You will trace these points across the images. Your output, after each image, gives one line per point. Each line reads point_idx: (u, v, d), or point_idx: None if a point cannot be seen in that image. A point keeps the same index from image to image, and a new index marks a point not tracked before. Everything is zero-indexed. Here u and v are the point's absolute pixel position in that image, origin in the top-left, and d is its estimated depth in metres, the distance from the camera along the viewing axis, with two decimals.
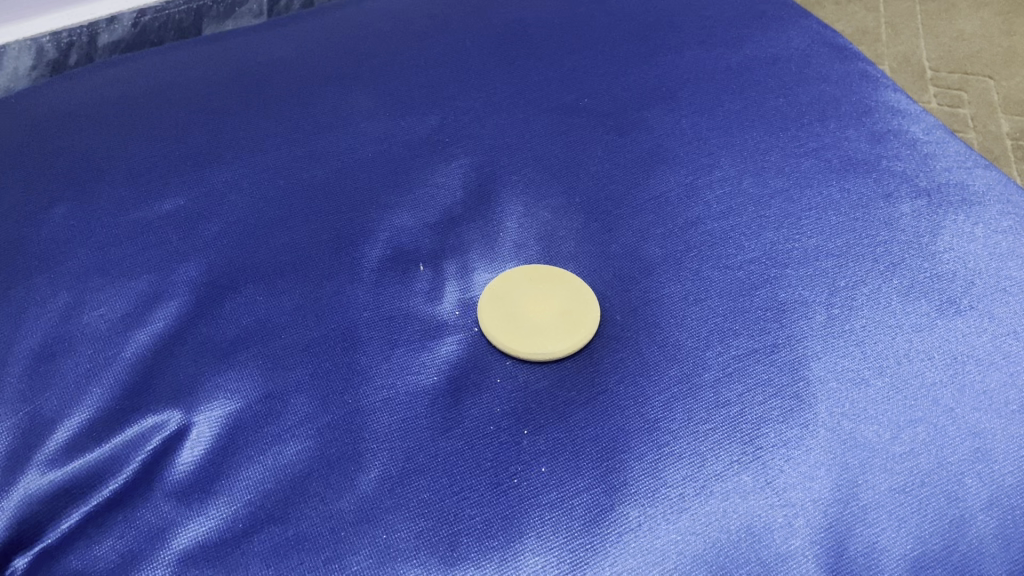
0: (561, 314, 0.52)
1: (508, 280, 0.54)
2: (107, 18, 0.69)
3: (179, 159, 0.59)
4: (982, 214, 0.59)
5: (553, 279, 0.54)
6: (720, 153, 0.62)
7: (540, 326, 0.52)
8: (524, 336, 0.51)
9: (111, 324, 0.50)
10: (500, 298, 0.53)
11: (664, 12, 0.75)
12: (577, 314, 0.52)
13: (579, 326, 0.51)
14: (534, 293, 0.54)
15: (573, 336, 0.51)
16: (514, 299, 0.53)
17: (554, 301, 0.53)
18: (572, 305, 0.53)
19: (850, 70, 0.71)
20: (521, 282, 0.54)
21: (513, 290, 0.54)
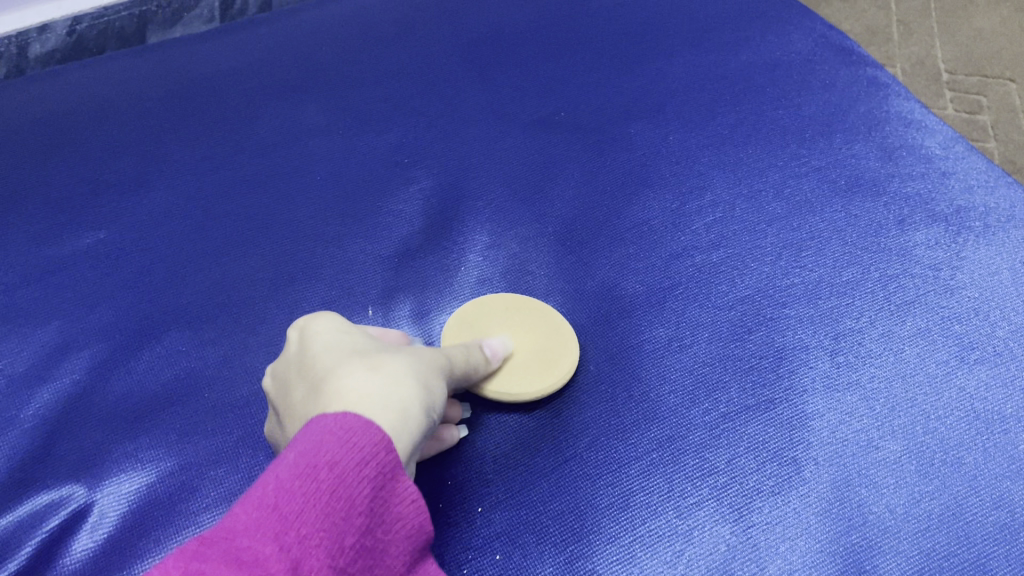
0: (535, 352, 0.46)
1: (480, 305, 0.48)
2: (38, 27, 0.63)
3: (101, 184, 0.54)
4: (1007, 244, 0.53)
5: (539, 309, 0.48)
6: (710, 173, 0.56)
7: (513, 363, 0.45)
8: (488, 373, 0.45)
9: (13, 381, 0.45)
10: (470, 320, 0.47)
11: (654, 13, 0.68)
12: (555, 354, 0.46)
13: (553, 369, 0.45)
14: (512, 321, 0.47)
15: (546, 377, 0.45)
16: (485, 326, 0.47)
17: (533, 334, 0.47)
18: (548, 341, 0.46)
19: (858, 78, 0.64)
20: (501, 308, 0.48)
21: (486, 317, 0.47)
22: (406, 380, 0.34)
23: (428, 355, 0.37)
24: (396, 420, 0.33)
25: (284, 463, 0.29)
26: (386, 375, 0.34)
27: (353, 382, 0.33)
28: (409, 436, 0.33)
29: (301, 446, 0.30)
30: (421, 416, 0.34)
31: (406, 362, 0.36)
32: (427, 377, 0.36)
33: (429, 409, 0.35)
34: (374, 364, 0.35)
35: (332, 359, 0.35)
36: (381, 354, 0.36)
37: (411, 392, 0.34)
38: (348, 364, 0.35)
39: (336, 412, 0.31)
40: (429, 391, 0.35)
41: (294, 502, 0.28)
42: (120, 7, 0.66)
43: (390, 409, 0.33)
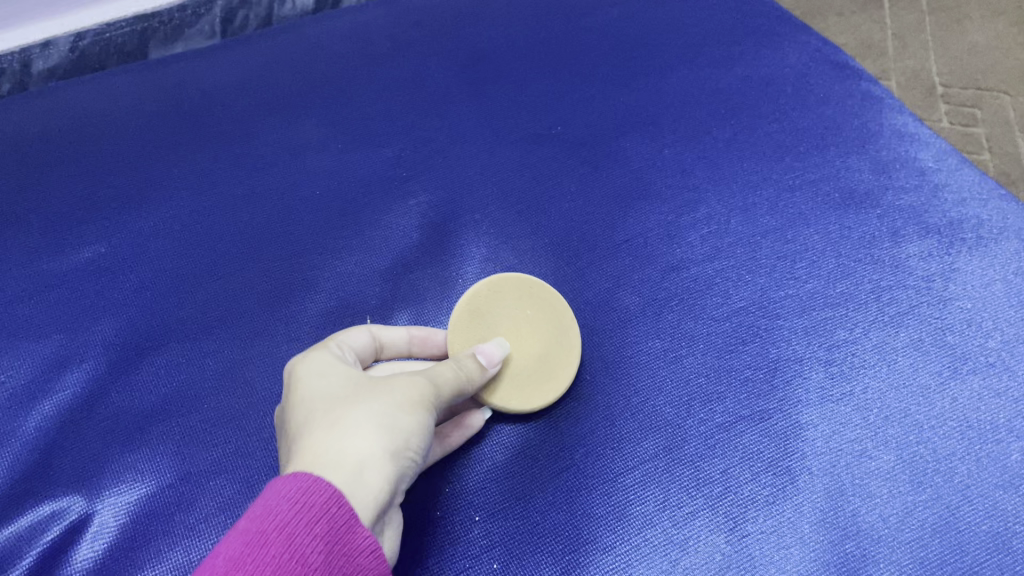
0: (536, 357, 0.47)
1: (493, 291, 0.49)
2: (41, 43, 0.64)
3: (102, 200, 0.54)
4: (1000, 255, 0.53)
5: (544, 301, 0.49)
6: (705, 187, 0.57)
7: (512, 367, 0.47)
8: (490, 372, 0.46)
9: (14, 394, 0.45)
10: (475, 314, 0.48)
11: (649, 28, 0.69)
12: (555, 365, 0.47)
13: (553, 379, 0.46)
14: (517, 315, 0.49)
15: (542, 386, 0.46)
16: (492, 319, 0.48)
17: (534, 336, 0.48)
18: (551, 344, 0.48)
19: (851, 92, 0.64)
20: (509, 302, 0.49)
21: (495, 306, 0.49)
22: (367, 432, 0.35)
23: (404, 388, 0.38)
24: (354, 473, 0.34)
25: (238, 530, 0.31)
26: (350, 425, 0.36)
27: (317, 438, 0.35)
28: (374, 484, 0.35)
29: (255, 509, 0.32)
30: (387, 460, 0.36)
31: (376, 404, 0.37)
32: (398, 415, 0.37)
33: (402, 446, 0.36)
34: (340, 414, 0.36)
35: (310, 407, 0.37)
36: (352, 400, 0.37)
37: (373, 440, 0.35)
38: (318, 416, 0.37)
39: (288, 473, 0.33)
40: (399, 433, 0.36)
41: (246, 566, 0.30)
42: (122, 23, 0.66)
43: (346, 468, 0.34)
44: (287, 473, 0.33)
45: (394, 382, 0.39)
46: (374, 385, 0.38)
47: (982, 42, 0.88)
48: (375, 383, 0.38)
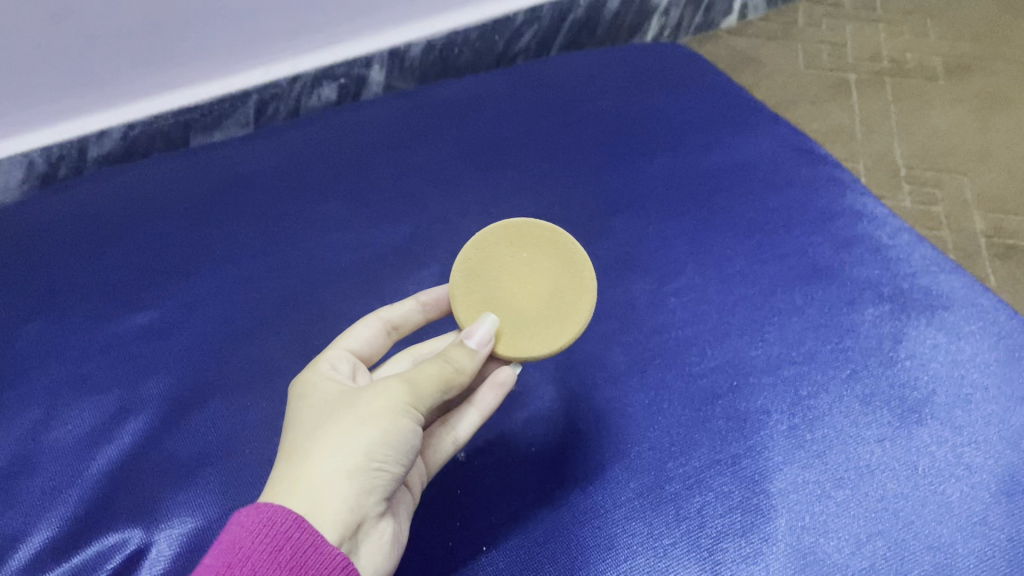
0: (547, 299, 0.50)
1: (491, 248, 0.52)
2: (97, 133, 0.73)
3: (154, 271, 0.62)
4: (946, 320, 0.61)
5: (542, 246, 0.52)
6: (685, 260, 0.64)
7: (527, 308, 0.50)
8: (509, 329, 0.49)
9: (80, 440, 0.52)
10: (471, 270, 0.52)
11: (637, 120, 0.77)
12: (568, 294, 0.51)
13: (572, 309, 0.50)
14: (519, 261, 0.52)
15: (560, 329, 0.49)
16: (497, 272, 0.51)
17: (539, 270, 0.51)
18: (558, 285, 0.51)
19: (818, 176, 0.72)
20: (504, 246, 0.52)
21: (496, 259, 0.52)
22: (323, 461, 0.39)
23: (366, 404, 0.41)
24: (309, 497, 0.38)
25: (208, 563, 0.36)
26: (311, 451, 0.39)
27: (286, 471, 0.39)
28: (329, 504, 0.38)
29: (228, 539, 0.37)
30: (343, 482, 0.39)
31: (335, 426, 0.40)
32: (354, 433, 0.40)
33: (361, 461, 0.39)
34: (306, 440, 0.40)
35: (292, 432, 0.42)
36: (319, 426, 0.41)
37: (329, 467, 0.39)
38: (291, 443, 0.41)
39: (254, 506, 0.38)
40: (356, 453, 0.39)
41: None
42: (169, 115, 0.75)
43: (303, 499, 0.38)
44: (253, 504, 0.38)
45: (360, 399, 0.41)
46: (340, 405, 0.42)
47: (942, 128, 0.95)
48: (341, 405, 0.42)
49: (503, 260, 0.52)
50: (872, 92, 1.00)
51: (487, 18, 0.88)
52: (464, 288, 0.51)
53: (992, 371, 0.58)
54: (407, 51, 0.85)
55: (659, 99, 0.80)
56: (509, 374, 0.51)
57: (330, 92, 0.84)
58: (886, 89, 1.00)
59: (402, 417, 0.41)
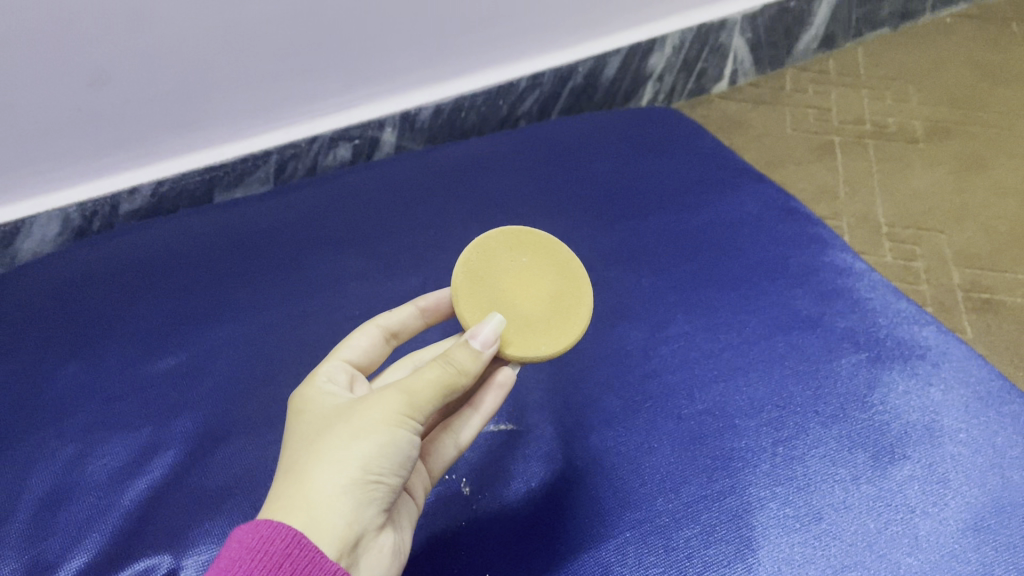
0: (550, 301, 0.56)
1: (492, 251, 0.57)
2: (129, 189, 0.79)
3: (181, 318, 0.67)
4: (918, 368, 0.65)
5: (537, 251, 0.58)
6: (675, 310, 0.69)
7: (531, 308, 0.55)
8: (519, 325, 0.54)
9: (113, 473, 0.56)
10: (476, 271, 0.56)
11: (630, 180, 0.83)
12: (567, 298, 0.56)
13: (573, 313, 0.56)
14: (519, 264, 0.57)
15: (565, 327, 0.55)
16: (500, 274, 0.56)
17: (542, 274, 0.57)
18: (558, 289, 0.56)
19: (800, 234, 0.77)
20: (503, 250, 0.57)
21: (498, 263, 0.57)
22: (320, 477, 0.41)
23: (362, 417, 0.43)
24: (308, 512, 0.40)
25: None
26: (308, 467, 0.41)
27: (285, 488, 0.41)
28: (327, 517, 0.40)
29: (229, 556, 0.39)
30: (340, 495, 0.41)
31: (331, 439, 0.42)
32: (350, 445, 0.42)
33: (358, 474, 0.41)
34: (304, 455, 0.42)
35: (292, 450, 0.44)
36: (316, 443, 0.43)
37: (326, 481, 0.41)
38: (291, 457, 0.43)
39: (254, 524, 0.39)
40: (352, 466, 0.41)
41: None
42: (195, 173, 0.81)
43: (301, 513, 0.40)
44: (253, 522, 0.40)
45: (357, 412, 0.43)
46: (337, 419, 0.44)
47: (922, 189, 1.01)
48: (337, 418, 0.44)
49: (506, 264, 0.57)
50: (855, 154, 1.05)
51: (492, 84, 0.94)
52: (470, 286, 0.55)
53: (961, 416, 0.62)
54: (417, 114, 0.90)
55: (651, 162, 0.86)
56: (507, 376, 0.55)
57: (345, 151, 0.89)
58: (869, 151, 1.06)
59: (398, 427, 0.43)
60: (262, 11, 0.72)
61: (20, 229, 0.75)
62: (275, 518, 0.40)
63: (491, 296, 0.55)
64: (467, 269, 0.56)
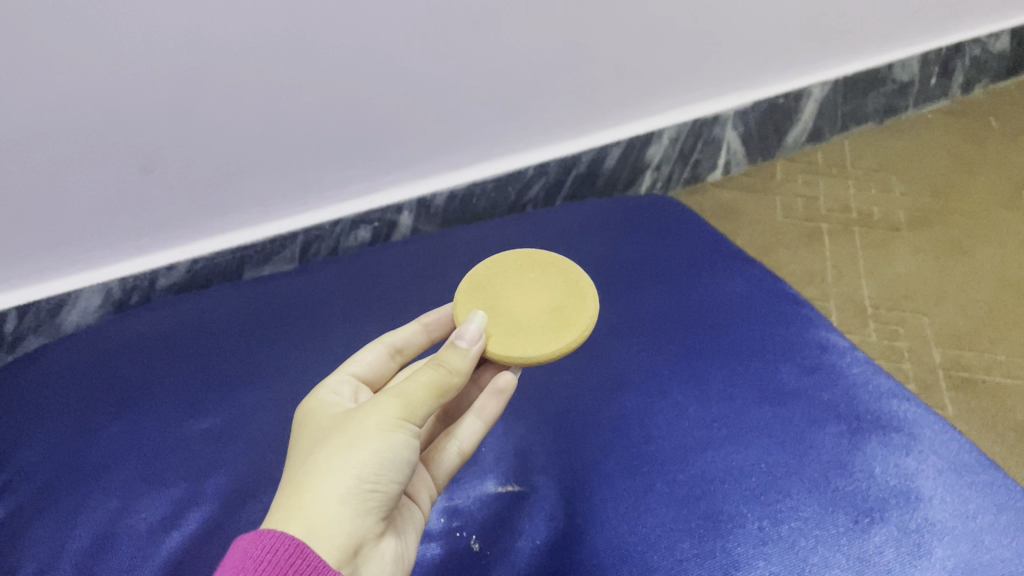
0: (550, 311, 0.63)
1: (501, 276, 0.66)
2: (167, 266, 0.86)
3: (214, 384, 0.73)
4: (896, 439, 0.70)
5: (543, 273, 0.66)
6: (671, 382, 0.74)
7: (528, 313, 0.62)
8: (519, 329, 0.61)
9: (151, 525, 0.61)
10: (483, 289, 0.64)
11: (629, 262, 0.89)
12: (569, 308, 0.63)
13: (570, 320, 0.62)
14: (525, 284, 0.65)
15: (563, 329, 0.61)
16: (506, 291, 0.64)
17: (544, 290, 0.64)
18: (558, 301, 0.63)
19: (788, 313, 0.83)
20: (511, 274, 0.66)
21: (506, 283, 0.65)
22: (318, 487, 0.45)
23: (356, 428, 0.47)
24: (308, 520, 0.44)
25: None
26: (308, 479, 0.45)
27: (287, 501, 0.45)
28: (326, 524, 0.44)
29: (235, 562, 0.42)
30: (337, 504, 0.44)
31: (329, 451, 0.47)
32: (347, 454, 0.46)
33: (354, 482, 0.45)
34: (303, 467, 0.46)
35: (294, 464, 0.48)
36: (315, 457, 0.47)
37: (324, 491, 0.44)
38: (292, 470, 0.47)
39: (259, 534, 0.42)
40: (348, 476, 0.45)
41: None
42: (227, 252, 0.88)
43: (302, 523, 0.43)
44: (257, 532, 0.43)
45: (353, 424, 0.48)
46: (333, 433, 0.48)
47: (905, 272, 1.07)
48: (333, 432, 0.48)
49: (511, 278, 0.65)
50: (843, 240, 1.12)
51: (501, 173, 1.01)
52: (470, 293, 0.64)
53: (937, 484, 0.67)
54: (432, 200, 0.98)
55: (649, 246, 0.93)
56: (508, 381, 0.61)
57: (365, 233, 0.96)
58: (855, 238, 1.12)
59: (391, 435, 0.47)
60: (291, 106, 0.80)
61: (66, 302, 0.83)
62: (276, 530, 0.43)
63: (488, 300, 0.63)
64: (472, 281, 0.65)
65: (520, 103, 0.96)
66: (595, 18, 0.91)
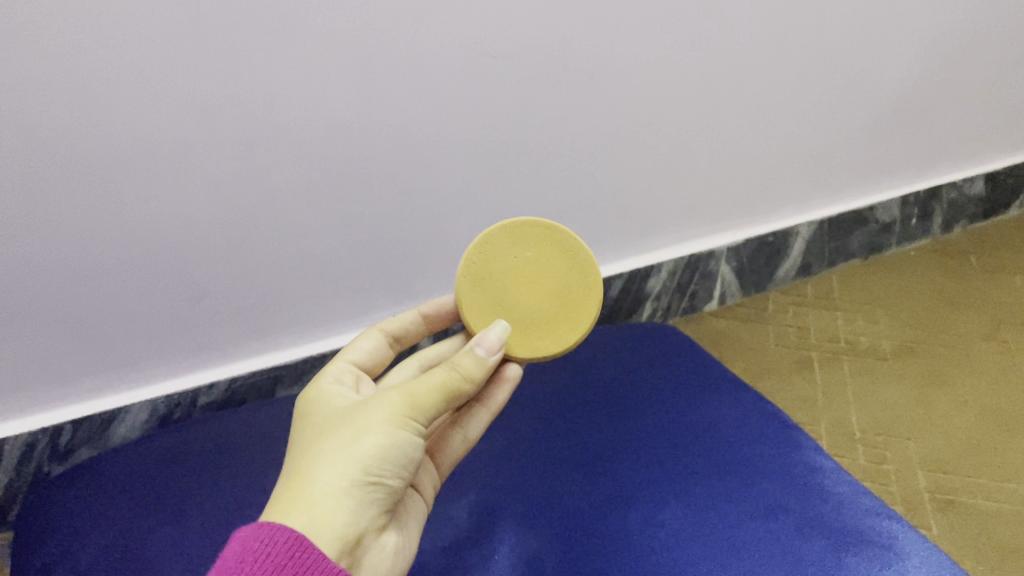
0: (553, 296, 0.70)
1: (494, 256, 0.71)
2: (209, 384, 0.95)
3: (253, 493, 0.80)
4: (881, 551, 0.75)
5: (533, 244, 0.71)
6: (669, 499, 0.81)
7: (538, 304, 0.70)
8: (532, 325, 0.70)
9: None
10: (481, 278, 0.71)
11: (630, 389, 0.98)
12: (574, 288, 0.71)
13: (575, 307, 0.71)
14: (518, 262, 0.71)
15: (570, 318, 0.71)
16: (504, 278, 0.71)
17: (542, 270, 0.71)
18: (557, 281, 0.71)
19: (779, 434, 0.90)
20: (503, 250, 0.71)
21: (501, 264, 0.71)
22: (322, 480, 0.52)
23: (364, 424, 0.55)
24: (310, 512, 0.51)
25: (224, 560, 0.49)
26: (314, 473, 0.53)
27: (293, 489, 0.53)
28: (327, 515, 0.51)
29: (238, 556, 0.49)
30: (338, 499, 0.52)
31: (338, 443, 0.54)
32: (352, 451, 0.53)
33: (356, 478, 0.53)
34: (311, 459, 0.54)
35: (302, 449, 0.56)
36: (322, 448, 0.54)
37: (326, 486, 0.52)
38: (300, 459, 0.55)
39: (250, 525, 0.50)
40: (350, 473, 0.53)
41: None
42: (263, 373, 0.97)
43: (306, 513, 0.51)
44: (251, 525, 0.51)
45: (361, 419, 0.55)
46: (343, 425, 0.56)
47: (890, 399, 1.14)
48: (343, 425, 0.56)
49: (507, 262, 0.71)
50: (832, 368, 1.20)
51: None
52: (474, 290, 0.71)
53: None
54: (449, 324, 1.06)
55: (647, 374, 1.01)
56: (513, 373, 0.72)
57: None
58: (843, 366, 1.20)
59: (397, 433, 0.55)
60: (322, 233, 0.91)
61: (116, 417, 0.91)
62: (276, 521, 0.51)
63: (496, 297, 0.71)
64: (470, 274, 0.71)
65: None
66: (591, 162, 1.03)
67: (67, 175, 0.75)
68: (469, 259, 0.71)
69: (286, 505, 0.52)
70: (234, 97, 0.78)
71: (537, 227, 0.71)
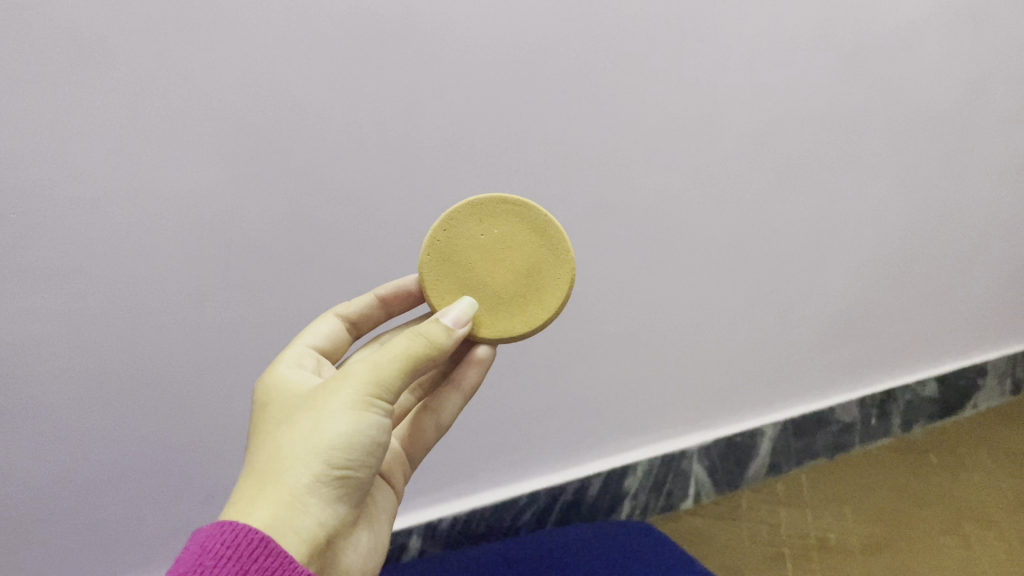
0: (522, 276, 0.75)
1: (464, 238, 0.75)
2: None
3: None
4: None
5: (502, 225, 0.75)
6: None
7: (506, 284, 0.74)
8: (501, 306, 0.74)
9: None
10: (449, 256, 0.75)
11: None
12: (542, 268, 0.75)
13: (541, 287, 0.75)
14: (485, 242, 0.75)
15: (538, 298, 0.75)
16: (473, 260, 0.75)
17: (510, 251, 0.75)
18: (526, 261, 0.75)
19: None
20: (472, 231, 0.75)
21: (469, 243, 0.75)
22: (282, 475, 0.53)
23: (325, 409, 0.56)
24: (272, 507, 0.52)
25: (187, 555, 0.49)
26: (275, 467, 0.53)
27: (253, 485, 0.53)
28: (287, 511, 0.52)
29: (199, 558, 0.48)
30: (299, 496, 0.53)
31: (299, 431, 0.55)
32: (311, 441, 0.54)
33: (317, 474, 0.54)
34: (271, 450, 0.55)
35: (261, 442, 0.57)
36: (280, 437, 0.55)
37: (286, 481, 0.53)
38: (260, 450, 0.56)
39: (212, 524, 0.50)
40: (311, 465, 0.53)
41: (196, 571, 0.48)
42: None
43: (268, 510, 0.52)
44: (212, 522, 0.51)
45: (320, 405, 0.56)
46: (302, 413, 0.56)
47: None
48: (303, 412, 0.57)
49: (474, 240, 0.75)
50: (803, 564, 1.24)
51: (495, 500, 1.20)
52: (438, 267, 0.75)
53: None
54: (437, 524, 1.17)
55: (624, 568, 1.07)
56: (486, 352, 0.76)
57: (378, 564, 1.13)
58: (813, 562, 1.25)
59: (359, 418, 0.56)
60: None
61: None
62: (237, 522, 0.51)
63: (459, 272, 0.74)
64: (435, 251, 0.75)
65: (501, 441, 1.17)
66: (562, 374, 1.15)
67: (98, 393, 0.87)
68: (438, 238, 0.75)
69: (247, 505, 0.52)
70: (245, 321, 0.90)
71: (507, 209, 0.76)
